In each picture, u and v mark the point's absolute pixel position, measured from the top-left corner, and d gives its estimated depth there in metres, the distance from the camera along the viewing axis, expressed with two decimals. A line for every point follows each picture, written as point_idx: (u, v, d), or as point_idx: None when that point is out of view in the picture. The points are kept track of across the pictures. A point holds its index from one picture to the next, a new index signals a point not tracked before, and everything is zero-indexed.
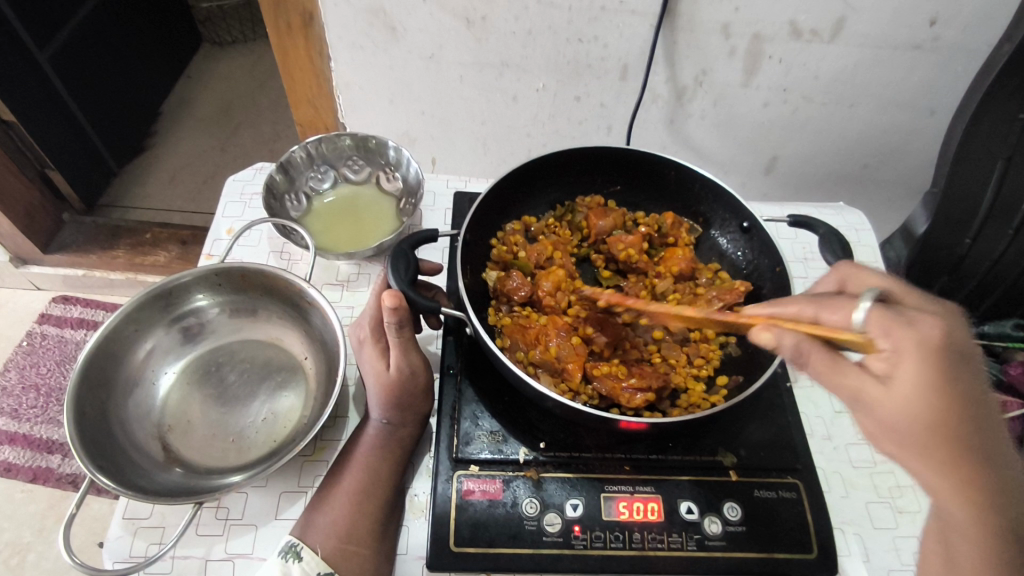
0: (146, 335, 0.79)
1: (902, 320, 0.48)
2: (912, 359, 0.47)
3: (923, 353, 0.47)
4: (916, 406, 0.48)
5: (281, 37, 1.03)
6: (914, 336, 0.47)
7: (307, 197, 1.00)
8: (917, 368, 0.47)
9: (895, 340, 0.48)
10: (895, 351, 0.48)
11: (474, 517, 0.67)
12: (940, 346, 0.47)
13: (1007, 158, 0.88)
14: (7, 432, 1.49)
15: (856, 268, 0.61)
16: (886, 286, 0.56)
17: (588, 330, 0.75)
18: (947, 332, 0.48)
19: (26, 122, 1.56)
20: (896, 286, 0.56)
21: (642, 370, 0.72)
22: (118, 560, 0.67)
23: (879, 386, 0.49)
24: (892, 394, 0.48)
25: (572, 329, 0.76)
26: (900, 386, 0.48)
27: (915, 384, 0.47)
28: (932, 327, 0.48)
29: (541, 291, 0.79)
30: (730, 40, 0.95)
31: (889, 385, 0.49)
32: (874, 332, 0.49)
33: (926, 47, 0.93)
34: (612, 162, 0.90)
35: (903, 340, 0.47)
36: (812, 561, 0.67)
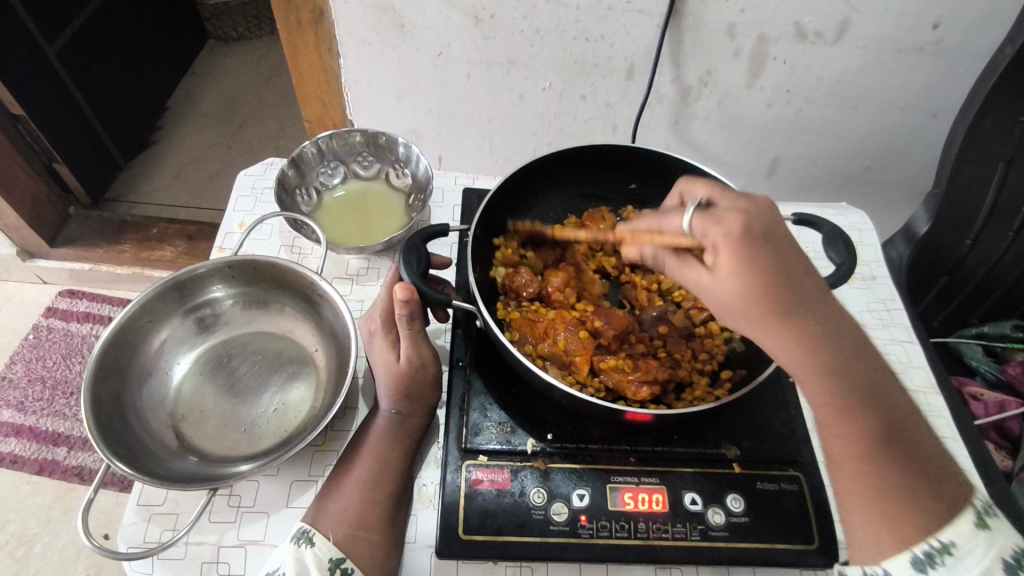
0: (160, 325, 0.81)
1: (711, 221, 0.54)
2: (729, 252, 0.52)
3: (731, 243, 0.52)
4: (734, 288, 0.53)
5: (292, 33, 1.04)
6: (722, 230, 0.52)
7: (317, 192, 1.01)
8: (730, 254, 0.52)
9: (711, 237, 0.53)
10: (714, 246, 0.53)
11: (483, 506, 0.68)
12: (742, 237, 0.51)
13: (1007, 161, 0.90)
14: (13, 424, 1.50)
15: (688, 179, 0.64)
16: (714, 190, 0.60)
17: (597, 324, 0.77)
18: (749, 220, 0.52)
19: (34, 115, 1.57)
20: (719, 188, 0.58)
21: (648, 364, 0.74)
22: (131, 546, 0.68)
23: (708, 276, 0.56)
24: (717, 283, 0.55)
25: (580, 322, 0.78)
26: (722, 276, 0.54)
27: (734, 272, 0.52)
28: (735, 220, 0.52)
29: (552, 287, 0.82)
30: (734, 40, 0.96)
31: (715, 273, 0.55)
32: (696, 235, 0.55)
33: (929, 49, 0.95)
34: (620, 160, 0.91)
35: (715, 235, 0.53)
36: (813, 552, 0.68)
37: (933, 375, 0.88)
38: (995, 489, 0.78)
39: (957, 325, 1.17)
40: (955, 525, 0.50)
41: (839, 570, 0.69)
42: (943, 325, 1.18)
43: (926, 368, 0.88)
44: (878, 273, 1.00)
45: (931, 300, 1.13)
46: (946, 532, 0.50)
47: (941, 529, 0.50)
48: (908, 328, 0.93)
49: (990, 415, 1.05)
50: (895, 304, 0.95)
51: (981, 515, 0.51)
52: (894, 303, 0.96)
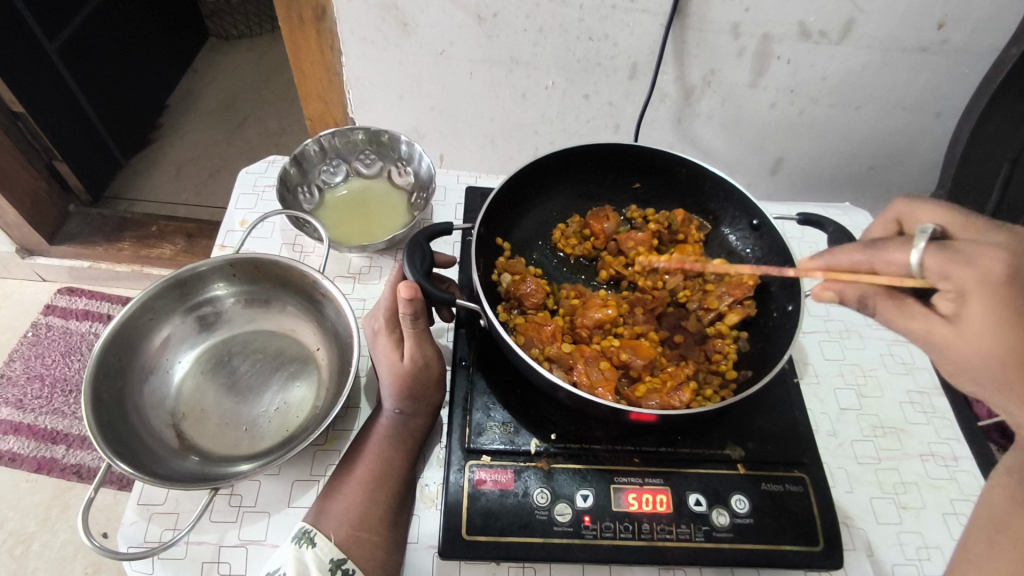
0: (162, 323, 0.80)
1: (961, 258, 0.51)
2: (982, 296, 0.50)
3: (986, 289, 0.50)
4: (990, 342, 0.50)
5: (293, 31, 1.04)
6: (975, 274, 0.50)
7: (319, 190, 1.00)
8: (984, 305, 0.50)
9: (955, 279, 0.51)
10: (960, 290, 0.51)
11: (486, 506, 0.68)
12: (1005, 280, 0.49)
13: (1013, 160, 0.88)
14: (12, 422, 1.50)
15: (910, 203, 0.63)
16: (944, 224, 0.58)
17: (623, 357, 0.74)
18: (1015, 261, 0.50)
19: (34, 112, 1.56)
20: (951, 219, 0.58)
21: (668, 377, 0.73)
22: (132, 545, 0.68)
23: (948, 326, 0.52)
24: (959, 333, 0.51)
25: (603, 355, 0.75)
26: (970, 325, 0.51)
27: (982, 321, 0.50)
28: (1002, 260, 0.50)
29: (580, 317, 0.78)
30: (739, 39, 0.96)
31: (956, 323, 0.52)
32: (932, 273, 0.53)
33: (933, 50, 0.95)
34: (624, 159, 0.91)
35: (964, 278, 0.51)
36: (818, 554, 0.68)
37: None
38: None
39: None
40: None
41: (844, 572, 0.68)
42: None
43: None
44: None
45: None
46: None
47: None
48: None
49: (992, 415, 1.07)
50: None
51: None
52: None
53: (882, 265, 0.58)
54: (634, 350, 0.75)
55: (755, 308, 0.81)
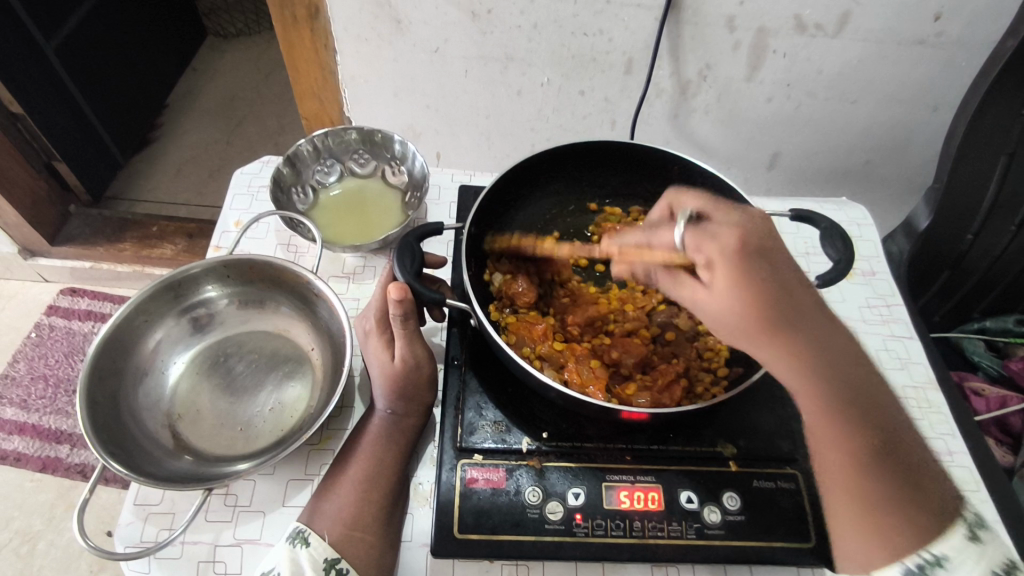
0: (156, 326, 0.81)
1: (704, 232, 0.58)
2: (724, 267, 0.56)
3: (727, 259, 0.56)
4: (731, 303, 0.55)
5: (287, 30, 1.03)
6: (716, 246, 0.56)
7: (313, 190, 1.01)
8: (725, 270, 0.56)
9: (706, 253, 0.57)
10: (710, 261, 0.57)
11: (478, 505, 0.68)
12: (736, 249, 0.55)
13: (1008, 154, 0.89)
14: (17, 422, 1.51)
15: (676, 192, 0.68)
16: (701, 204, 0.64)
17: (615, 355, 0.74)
18: (745, 235, 0.56)
19: (34, 114, 1.57)
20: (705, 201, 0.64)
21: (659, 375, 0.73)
22: (129, 545, 0.69)
23: (704, 290, 0.59)
24: (711, 298, 0.58)
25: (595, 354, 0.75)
26: (716, 290, 0.57)
27: (723, 285, 0.56)
28: (730, 236, 0.57)
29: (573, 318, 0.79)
30: (733, 33, 0.95)
31: (712, 288, 0.57)
32: (691, 248, 0.59)
33: (930, 42, 0.94)
34: (616, 156, 0.91)
35: (709, 251, 0.57)
36: (810, 550, 0.68)
37: (932, 370, 0.87)
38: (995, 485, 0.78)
39: (959, 320, 1.17)
40: (946, 539, 0.51)
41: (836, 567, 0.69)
42: (944, 320, 1.17)
43: (927, 364, 0.87)
44: (879, 268, 0.99)
45: (932, 295, 1.12)
46: (936, 544, 0.51)
47: (932, 541, 0.51)
48: (909, 324, 0.92)
49: (991, 411, 1.05)
50: (895, 299, 0.94)
51: (972, 527, 0.52)
52: (894, 298, 0.95)
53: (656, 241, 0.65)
54: (626, 349, 0.76)
55: None
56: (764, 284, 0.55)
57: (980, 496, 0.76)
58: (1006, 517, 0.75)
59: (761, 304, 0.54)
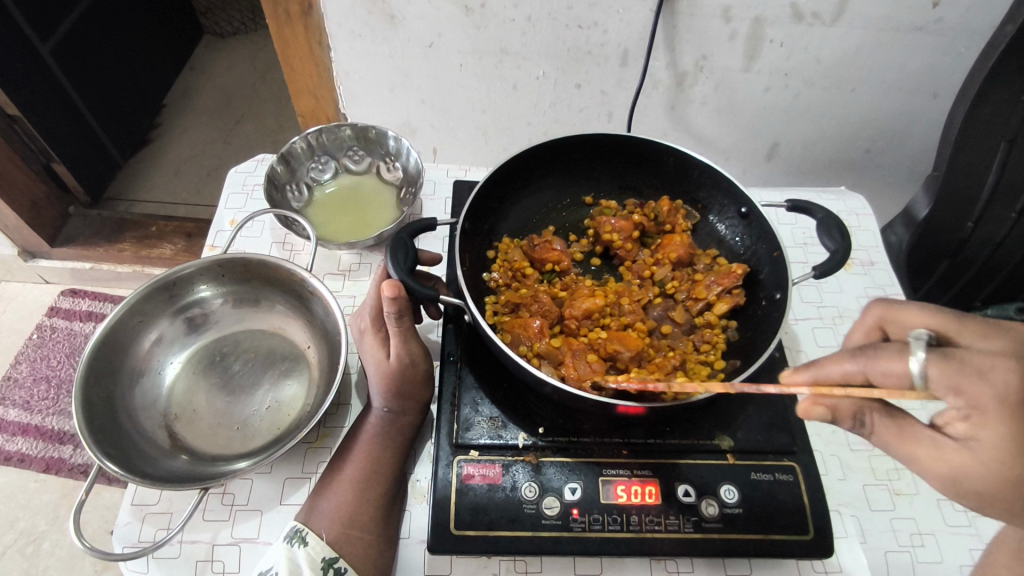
0: (151, 326, 0.81)
1: (970, 371, 0.43)
2: (996, 421, 0.43)
3: (1008, 413, 0.42)
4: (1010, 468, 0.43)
5: (281, 27, 1.03)
6: (988, 391, 0.43)
7: (308, 187, 1.00)
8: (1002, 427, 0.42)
9: (969, 397, 0.43)
10: (972, 410, 0.44)
11: (474, 501, 0.68)
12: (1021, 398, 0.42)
13: (1010, 140, 0.87)
14: (19, 423, 1.51)
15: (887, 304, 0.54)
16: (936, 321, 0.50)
17: (612, 349, 0.74)
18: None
19: (31, 116, 1.56)
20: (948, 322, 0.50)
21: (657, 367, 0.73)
22: (127, 545, 0.69)
23: (959, 450, 0.45)
24: (977, 459, 0.44)
25: (591, 348, 0.75)
26: (982, 453, 0.44)
27: (998, 448, 0.43)
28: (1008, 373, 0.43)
29: (570, 314, 0.78)
30: (730, 24, 0.95)
31: (971, 447, 0.45)
32: (940, 390, 0.44)
33: (929, 29, 0.93)
34: (610, 149, 0.90)
35: (981, 396, 0.43)
36: (809, 542, 0.67)
37: None
38: None
39: None
40: None
41: (835, 558, 0.69)
42: None
43: None
44: (878, 257, 0.98)
45: (932, 285, 1.11)
46: None
47: None
48: None
49: None
50: (894, 289, 0.94)
51: None
52: (893, 288, 0.94)
53: (877, 376, 0.48)
54: (622, 341, 0.74)
55: (744, 297, 0.80)
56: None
57: None
58: None
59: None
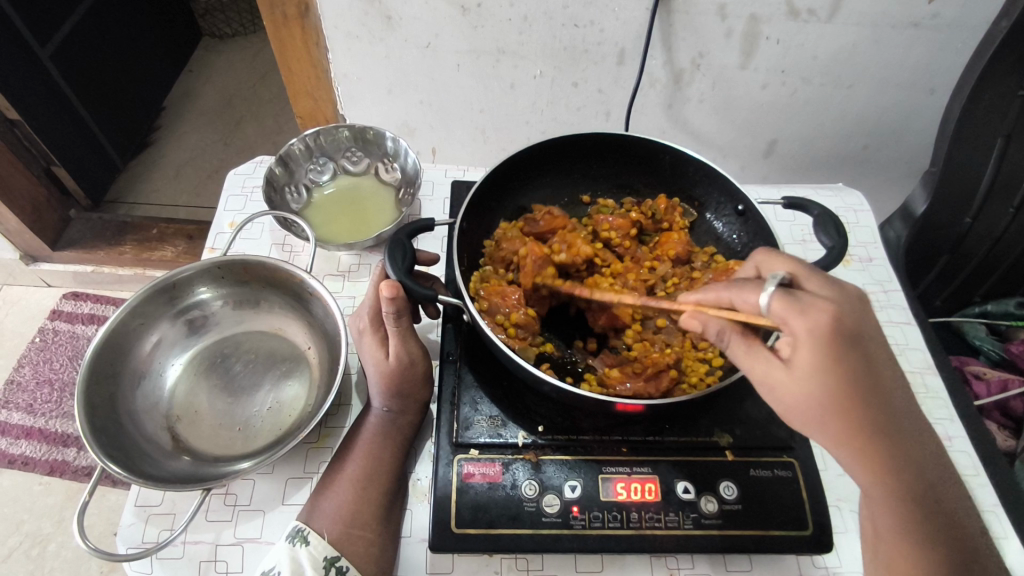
0: (152, 328, 0.81)
1: (799, 305, 0.51)
2: (807, 346, 0.50)
3: (816, 339, 0.50)
4: (814, 384, 0.51)
5: (278, 29, 1.03)
6: (803, 322, 0.50)
7: (307, 189, 1.01)
8: (811, 351, 0.50)
9: (792, 326, 0.51)
10: (794, 338, 0.51)
11: (475, 499, 0.68)
12: (829, 331, 0.50)
13: (1006, 135, 0.88)
14: (23, 426, 1.52)
15: (766, 253, 0.61)
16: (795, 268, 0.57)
17: None
18: (838, 314, 0.50)
19: (31, 120, 1.57)
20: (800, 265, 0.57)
21: (653, 362, 0.73)
22: (130, 546, 0.69)
23: (783, 370, 0.53)
24: (791, 377, 0.53)
25: None
26: (797, 371, 0.52)
27: (810, 367, 0.51)
28: (824, 310, 0.50)
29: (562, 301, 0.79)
30: (726, 22, 0.95)
31: (792, 367, 0.53)
32: (775, 318, 0.52)
33: (925, 24, 0.93)
34: (607, 148, 0.90)
35: (800, 326, 0.50)
36: (809, 538, 0.68)
37: (931, 355, 0.87)
38: (997, 467, 0.78)
39: (960, 305, 1.18)
40: None
41: (834, 553, 0.69)
42: (944, 305, 1.18)
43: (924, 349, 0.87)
44: (876, 253, 0.98)
45: (931, 280, 1.12)
46: None
47: None
48: (906, 309, 0.92)
49: (992, 395, 1.06)
50: (892, 285, 0.94)
51: None
52: (892, 284, 0.95)
53: (740, 302, 0.57)
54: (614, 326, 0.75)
55: None
56: (855, 371, 0.50)
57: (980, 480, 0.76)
58: (1005, 499, 0.75)
59: (845, 391, 0.50)
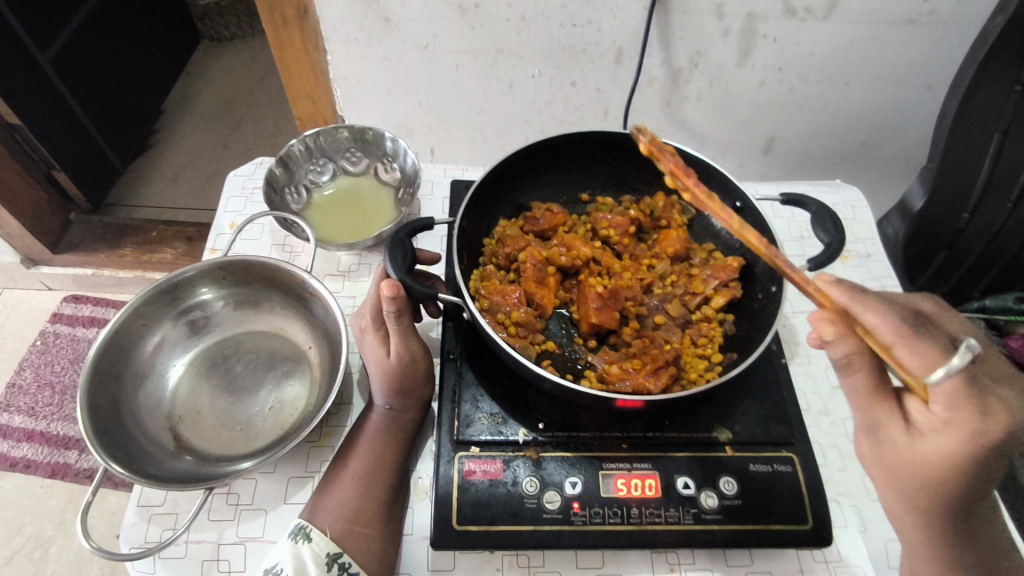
0: (154, 329, 0.81)
1: (977, 405, 0.50)
2: (956, 436, 0.51)
3: (966, 438, 0.50)
4: (926, 467, 0.53)
5: (277, 31, 1.03)
6: (974, 423, 0.49)
7: (307, 190, 1.01)
8: (955, 442, 0.51)
9: (955, 412, 0.50)
10: (946, 421, 0.51)
11: (476, 496, 0.69)
12: (989, 441, 0.49)
13: (1003, 130, 0.88)
14: (25, 429, 1.53)
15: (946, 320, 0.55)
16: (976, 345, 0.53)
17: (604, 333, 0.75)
18: (1011, 434, 0.49)
19: (31, 124, 1.57)
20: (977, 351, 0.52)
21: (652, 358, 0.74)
22: (134, 546, 0.69)
23: (903, 433, 0.55)
24: (910, 447, 0.54)
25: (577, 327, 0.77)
26: (922, 446, 0.53)
27: (941, 457, 0.52)
28: (998, 423, 0.49)
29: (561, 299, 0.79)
30: (723, 20, 0.95)
31: (914, 436, 0.54)
32: (938, 396, 0.51)
33: (922, 21, 0.93)
34: (605, 147, 0.90)
35: (963, 419, 0.50)
36: (808, 532, 0.68)
37: None
38: (997, 460, 0.78)
39: (959, 299, 1.18)
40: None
41: (834, 546, 0.70)
42: (943, 300, 1.19)
43: None
44: (874, 249, 0.99)
45: (929, 276, 1.13)
46: None
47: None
48: None
49: None
50: (890, 280, 0.95)
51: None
52: (890, 279, 0.95)
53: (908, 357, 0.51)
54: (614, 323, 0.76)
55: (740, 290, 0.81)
56: (972, 475, 0.52)
57: None
58: None
59: (956, 484, 0.52)
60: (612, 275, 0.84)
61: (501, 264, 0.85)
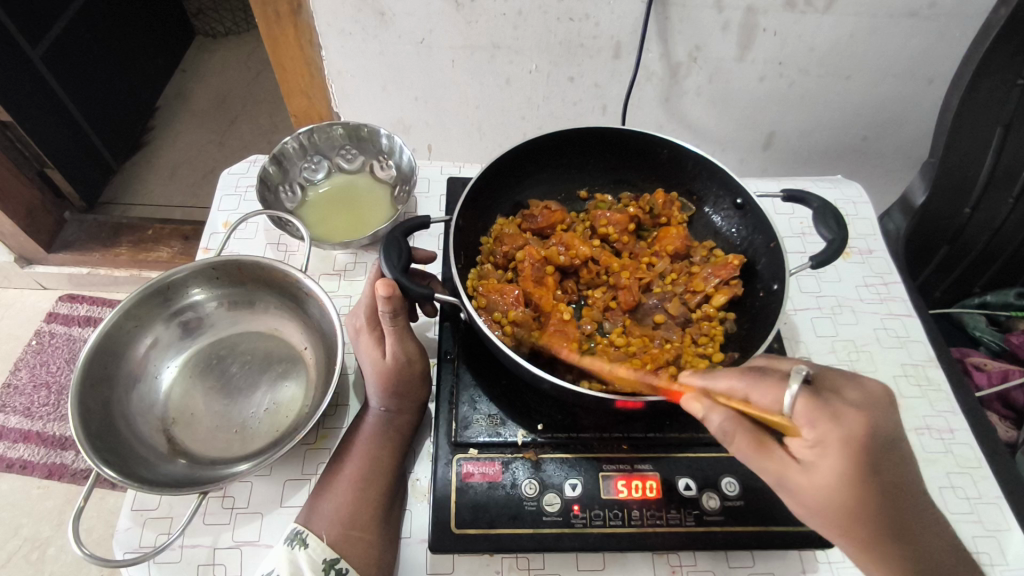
0: (146, 330, 0.80)
1: (828, 415, 0.50)
2: (834, 457, 0.50)
3: (843, 453, 0.50)
4: (838, 492, 0.52)
5: (271, 27, 1.01)
6: (836, 432, 0.50)
7: (301, 188, 1.00)
8: (837, 461, 0.50)
9: (818, 432, 0.51)
10: (818, 442, 0.51)
11: (475, 499, 0.68)
12: (859, 446, 0.50)
13: (1005, 124, 0.87)
14: (21, 430, 1.51)
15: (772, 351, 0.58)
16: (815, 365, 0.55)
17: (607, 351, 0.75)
18: (871, 427, 0.50)
19: (22, 122, 1.55)
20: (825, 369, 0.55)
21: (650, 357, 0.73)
22: (128, 551, 0.68)
23: (801, 472, 0.53)
24: (815, 483, 0.52)
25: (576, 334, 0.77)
26: (820, 476, 0.52)
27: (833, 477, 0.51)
28: (856, 422, 0.50)
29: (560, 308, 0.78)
30: (723, 13, 0.94)
31: (810, 473, 0.53)
32: (802, 421, 0.51)
33: (923, 13, 0.92)
34: (604, 143, 0.89)
35: (828, 435, 0.50)
36: (811, 534, 0.67)
37: (931, 348, 0.87)
38: (999, 457, 0.77)
39: (960, 296, 1.19)
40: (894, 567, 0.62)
41: (836, 548, 0.69)
42: (944, 296, 1.19)
43: (926, 341, 0.87)
44: (875, 245, 0.98)
45: (931, 271, 1.13)
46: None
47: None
48: (907, 301, 0.91)
49: (993, 386, 1.06)
50: (892, 277, 0.94)
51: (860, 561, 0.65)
52: (892, 275, 0.94)
53: (755, 397, 0.54)
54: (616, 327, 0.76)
55: (741, 287, 0.80)
56: (874, 485, 0.51)
57: (982, 473, 0.76)
58: (1007, 490, 0.75)
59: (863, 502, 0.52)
60: (612, 274, 0.83)
61: (499, 262, 0.84)
